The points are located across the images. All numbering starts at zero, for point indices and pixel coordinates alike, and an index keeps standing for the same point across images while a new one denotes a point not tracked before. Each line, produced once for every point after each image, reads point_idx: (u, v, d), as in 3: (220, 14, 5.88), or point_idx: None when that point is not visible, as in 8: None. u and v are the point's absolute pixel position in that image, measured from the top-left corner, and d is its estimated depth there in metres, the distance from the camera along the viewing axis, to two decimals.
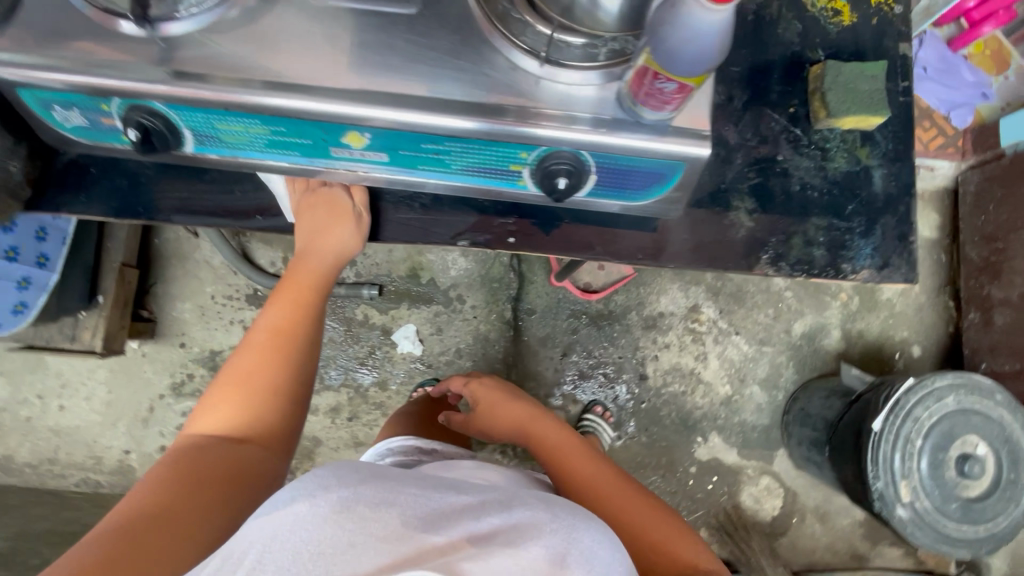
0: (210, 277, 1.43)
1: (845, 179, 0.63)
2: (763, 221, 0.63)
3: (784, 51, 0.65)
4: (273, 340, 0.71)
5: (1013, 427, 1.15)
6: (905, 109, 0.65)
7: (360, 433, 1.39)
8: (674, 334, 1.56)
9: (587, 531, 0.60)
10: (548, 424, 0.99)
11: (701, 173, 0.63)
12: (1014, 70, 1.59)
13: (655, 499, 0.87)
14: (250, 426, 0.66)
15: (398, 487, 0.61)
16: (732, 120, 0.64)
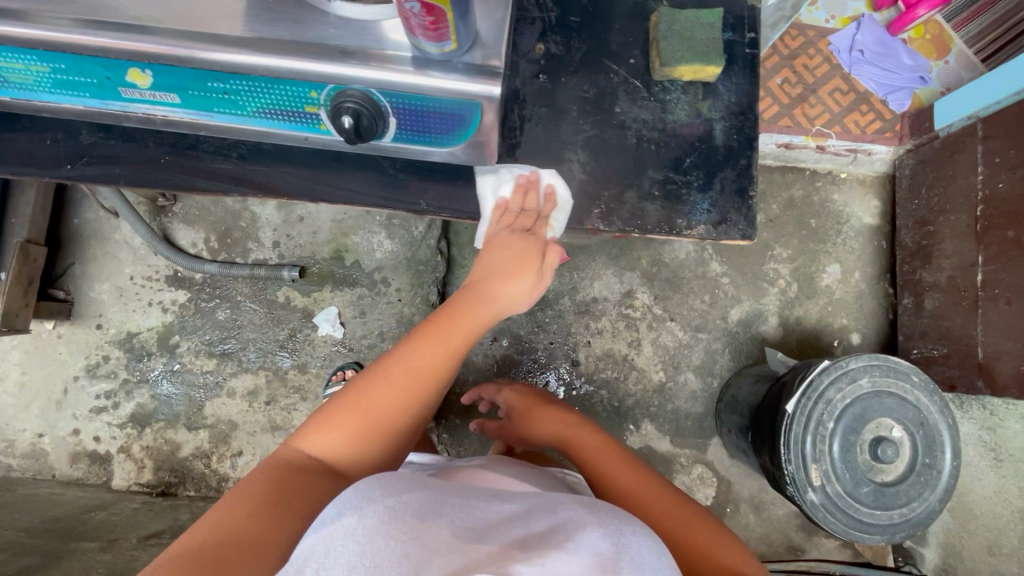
0: (129, 258, 1.40)
1: (684, 132, 0.61)
2: (596, 174, 0.60)
3: (627, 1, 0.63)
4: (413, 379, 0.68)
5: (930, 410, 1.12)
6: (751, 62, 0.63)
7: (278, 418, 1.36)
8: (608, 320, 1.53)
9: (635, 536, 0.59)
10: (583, 428, 0.99)
11: (534, 124, 0.61)
12: (954, 55, 1.57)
13: (698, 507, 0.84)
14: (360, 456, 0.64)
15: (439, 498, 0.60)
16: (569, 71, 0.62)
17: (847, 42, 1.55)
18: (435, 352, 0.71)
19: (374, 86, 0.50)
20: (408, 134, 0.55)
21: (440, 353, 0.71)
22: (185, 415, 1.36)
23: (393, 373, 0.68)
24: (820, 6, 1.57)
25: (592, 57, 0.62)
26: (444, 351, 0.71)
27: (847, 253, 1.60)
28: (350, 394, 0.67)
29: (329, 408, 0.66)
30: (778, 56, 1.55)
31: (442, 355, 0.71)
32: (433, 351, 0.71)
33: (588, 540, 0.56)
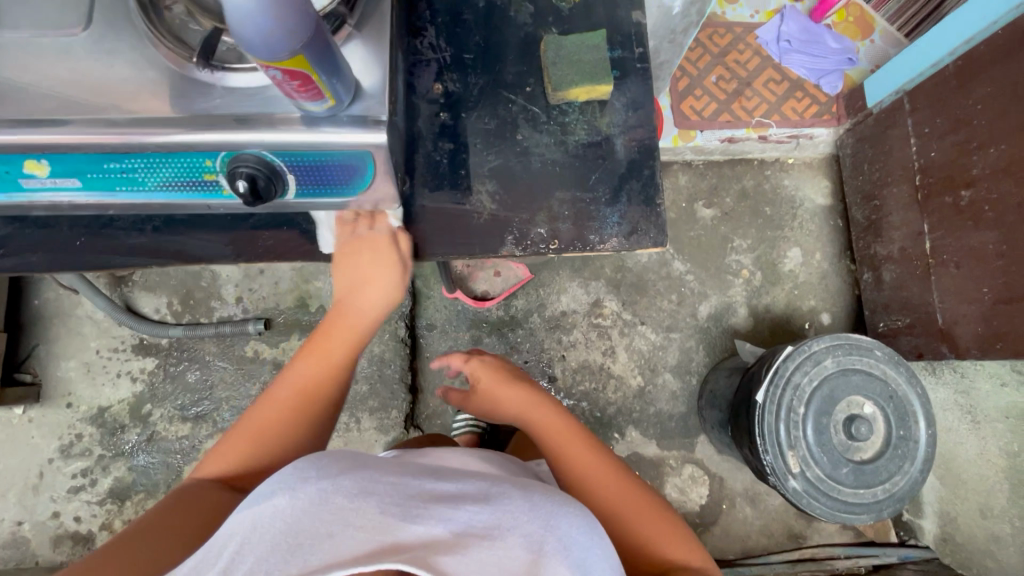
0: (93, 331, 1.40)
1: (585, 150, 0.63)
2: (505, 202, 0.62)
3: (517, 32, 0.65)
4: (297, 368, 0.73)
5: (897, 382, 1.13)
6: (645, 75, 0.65)
7: None
8: (579, 332, 1.54)
9: (553, 507, 0.65)
10: (540, 410, 0.88)
11: (440, 159, 0.62)
12: (878, 33, 1.62)
13: (651, 490, 0.82)
14: (260, 454, 0.69)
15: (374, 477, 0.63)
16: (468, 105, 0.64)
17: (774, 34, 1.60)
18: (325, 338, 0.74)
19: (263, 148, 0.51)
20: (308, 190, 0.57)
21: (325, 334, 0.74)
22: (165, 483, 1.34)
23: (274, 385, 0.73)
24: (743, 3, 1.62)
25: (489, 90, 0.64)
26: (323, 366, 0.73)
27: (806, 236, 1.62)
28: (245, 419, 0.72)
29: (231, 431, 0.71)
30: (709, 55, 1.59)
31: (333, 332, 0.73)
32: (314, 348, 0.73)
33: (510, 525, 0.61)
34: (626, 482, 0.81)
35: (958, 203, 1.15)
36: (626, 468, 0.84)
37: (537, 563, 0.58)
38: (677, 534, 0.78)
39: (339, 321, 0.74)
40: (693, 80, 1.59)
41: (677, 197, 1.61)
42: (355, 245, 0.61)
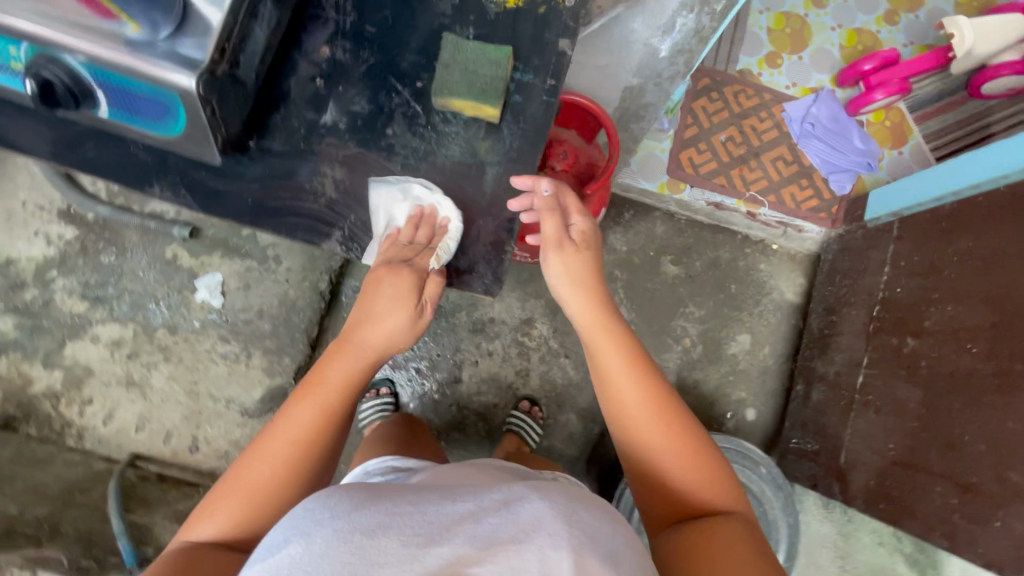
0: (26, 183, 1.38)
1: (452, 167, 0.64)
2: (348, 190, 0.63)
3: (429, 22, 0.65)
4: (293, 417, 0.65)
5: (769, 505, 1.08)
6: (545, 107, 0.65)
7: (134, 373, 1.33)
8: (500, 344, 1.49)
9: (588, 513, 0.58)
10: (586, 302, 0.77)
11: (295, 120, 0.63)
12: (909, 148, 1.52)
13: (683, 414, 0.75)
14: (268, 509, 0.63)
15: (387, 504, 0.58)
16: (353, 83, 0.64)
17: (801, 112, 1.52)
18: (323, 384, 0.66)
19: (66, 53, 0.48)
20: (120, 111, 0.55)
21: (327, 376, 0.67)
22: (44, 351, 1.33)
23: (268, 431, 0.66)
24: (782, 70, 1.54)
25: (375, 69, 0.64)
26: (321, 411, 0.66)
27: (761, 326, 1.55)
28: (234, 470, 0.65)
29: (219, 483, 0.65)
30: (728, 112, 1.51)
31: (337, 374, 0.67)
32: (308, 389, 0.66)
33: (541, 525, 0.54)
34: (652, 409, 0.74)
35: (901, 347, 1.08)
36: (657, 387, 0.76)
37: (585, 560, 0.52)
38: (705, 471, 0.72)
39: (342, 360, 0.67)
40: (701, 133, 1.51)
41: (646, 244, 1.54)
42: (380, 272, 0.62)
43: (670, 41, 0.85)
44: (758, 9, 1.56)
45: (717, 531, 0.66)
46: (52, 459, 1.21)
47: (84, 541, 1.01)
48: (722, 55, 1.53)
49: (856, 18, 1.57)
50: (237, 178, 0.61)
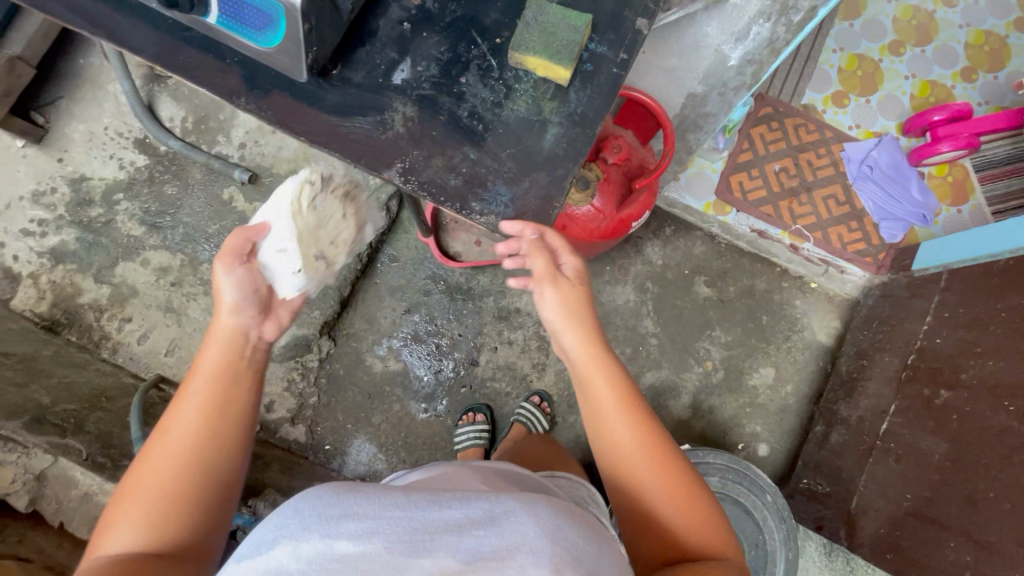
0: (111, 110, 1.47)
1: (516, 123, 0.62)
2: (412, 129, 0.61)
3: None
4: (186, 405, 0.65)
5: (770, 534, 1.05)
6: (613, 81, 0.63)
7: (174, 301, 1.39)
8: (522, 334, 1.51)
9: (573, 531, 0.58)
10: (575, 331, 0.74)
11: (371, 53, 0.61)
12: (970, 206, 1.48)
13: (676, 452, 0.71)
14: (187, 510, 0.61)
15: (376, 509, 0.55)
16: (433, 29, 0.62)
17: (861, 154, 1.50)
18: (204, 368, 0.67)
19: None
20: (228, 18, 0.54)
21: (213, 360, 0.68)
22: (97, 267, 1.40)
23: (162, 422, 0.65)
24: (847, 110, 1.53)
25: (459, 22, 0.62)
26: (222, 381, 0.67)
27: (787, 363, 1.52)
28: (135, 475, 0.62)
29: (117, 498, 0.61)
30: (786, 144, 1.50)
31: (230, 359, 0.69)
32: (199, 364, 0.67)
33: (526, 542, 0.53)
34: (641, 448, 0.70)
35: (932, 398, 1.06)
36: (648, 423, 0.72)
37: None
38: (698, 513, 0.68)
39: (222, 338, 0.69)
40: (755, 160, 1.50)
41: (683, 261, 1.54)
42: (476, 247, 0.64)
43: (742, 48, 0.86)
44: (832, 48, 1.56)
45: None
46: (86, 366, 1.28)
47: (103, 439, 1.04)
48: (789, 86, 1.53)
49: (932, 70, 1.56)
50: (315, 100, 0.60)
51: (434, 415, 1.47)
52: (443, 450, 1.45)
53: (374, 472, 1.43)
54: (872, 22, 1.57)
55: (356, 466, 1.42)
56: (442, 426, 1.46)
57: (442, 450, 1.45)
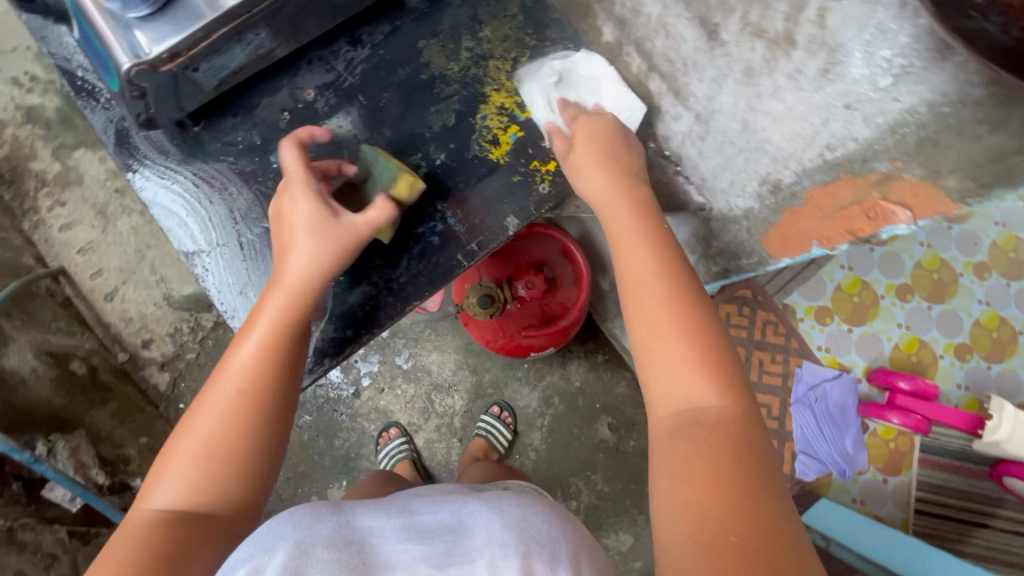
0: None
1: None
2: (251, 204, 0.80)
3: (412, 128, 0.81)
4: (229, 368, 0.65)
5: None
6: (447, 253, 0.80)
7: (111, 207, 1.40)
8: (414, 389, 1.47)
9: (537, 518, 0.59)
10: (611, 181, 0.72)
11: (259, 137, 0.80)
12: (898, 480, 1.39)
13: (704, 315, 0.64)
14: (234, 462, 0.61)
15: (350, 520, 0.58)
16: (321, 143, 0.80)
17: (816, 380, 1.42)
18: (258, 318, 0.68)
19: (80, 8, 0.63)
20: (98, 60, 0.69)
21: (265, 309, 0.68)
22: (61, 143, 1.41)
23: (215, 378, 0.66)
24: (825, 330, 1.45)
25: (343, 139, 0.81)
26: (271, 329, 0.67)
27: (647, 539, 1.45)
28: (186, 428, 0.63)
29: (159, 461, 0.62)
30: (746, 334, 1.44)
31: (286, 315, 0.68)
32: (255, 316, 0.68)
33: (493, 539, 0.56)
34: (657, 305, 0.65)
35: None
36: (672, 259, 0.68)
37: (534, 564, 0.53)
38: (699, 376, 0.61)
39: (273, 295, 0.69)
40: None
41: (597, 394, 1.49)
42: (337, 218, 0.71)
43: None
44: (841, 262, 1.48)
45: (689, 442, 0.58)
46: None
47: None
48: (779, 281, 1.46)
49: (929, 330, 1.46)
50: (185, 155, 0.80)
51: (295, 423, 1.44)
52: (286, 460, 1.43)
53: None
54: (893, 256, 1.49)
55: None
56: (297, 437, 1.44)
57: (285, 459, 1.43)
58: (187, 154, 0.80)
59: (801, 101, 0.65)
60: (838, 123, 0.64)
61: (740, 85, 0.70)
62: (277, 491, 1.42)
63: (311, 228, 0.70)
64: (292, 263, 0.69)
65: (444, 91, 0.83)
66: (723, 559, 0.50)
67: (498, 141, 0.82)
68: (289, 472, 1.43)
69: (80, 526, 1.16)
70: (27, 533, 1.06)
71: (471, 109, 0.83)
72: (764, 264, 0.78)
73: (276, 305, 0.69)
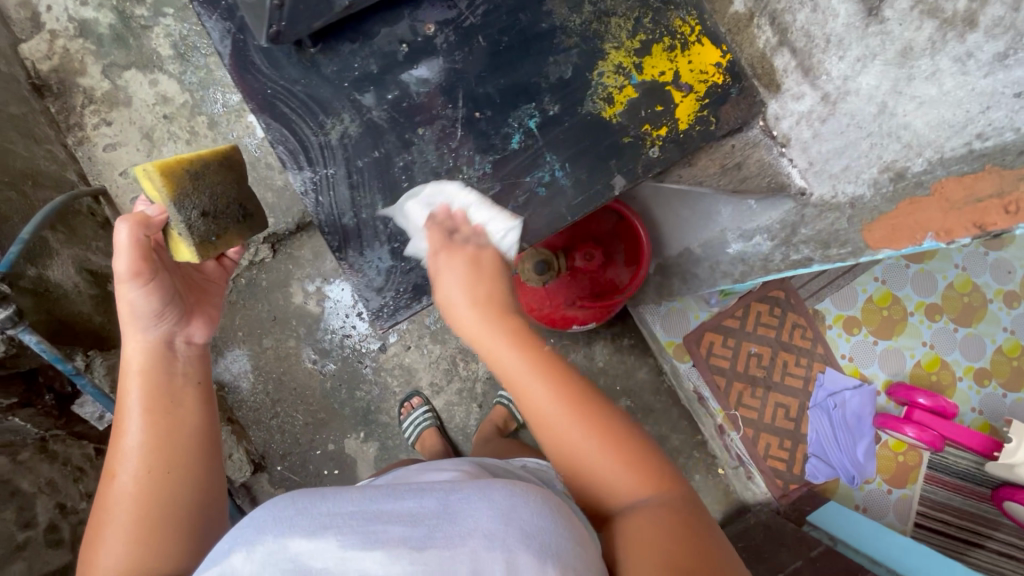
0: None
1: (439, 204, 0.75)
2: (353, 134, 0.74)
3: (528, 75, 0.75)
4: (126, 447, 0.74)
5: None
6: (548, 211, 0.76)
7: (158, 132, 1.38)
8: (440, 350, 1.47)
9: (527, 510, 0.59)
10: (474, 297, 0.67)
11: (364, 64, 0.73)
12: (902, 492, 1.42)
13: (608, 411, 0.67)
14: (162, 506, 0.72)
15: (332, 506, 0.57)
16: (431, 77, 0.74)
17: (836, 387, 1.44)
18: (132, 394, 0.76)
19: None
20: None
21: (143, 378, 0.77)
22: (111, 61, 1.38)
23: (114, 460, 0.74)
24: (850, 339, 1.47)
25: (454, 76, 0.74)
26: (157, 394, 0.76)
27: None
28: (109, 501, 0.72)
29: (92, 538, 0.71)
30: (775, 334, 1.45)
31: (165, 379, 0.78)
32: (125, 403, 0.76)
33: (479, 529, 0.55)
34: (575, 418, 0.65)
35: None
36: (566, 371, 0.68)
37: (519, 559, 0.53)
38: (624, 472, 0.65)
39: (150, 368, 0.77)
40: (738, 331, 1.45)
41: (619, 376, 1.50)
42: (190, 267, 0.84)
43: (743, 244, 0.86)
44: (875, 275, 1.49)
45: (643, 530, 0.60)
46: (40, 142, 1.26)
47: None
48: (813, 286, 1.47)
49: (952, 352, 1.48)
50: (279, 66, 0.72)
51: (319, 370, 1.45)
52: (307, 405, 1.44)
53: (235, 386, 1.43)
54: (926, 275, 1.50)
55: (221, 372, 1.42)
56: (319, 384, 1.45)
57: (305, 404, 1.44)
58: (302, 73, 0.72)
59: (962, 88, 0.63)
60: (1000, 112, 0.61)
61: (892, 65, 0.67)
62: (294, 435, 1.44)
63: (139, 318, 0.76)
64: (150, 336, 0.77)
65: (564, 42, 0.76)
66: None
67: (613, 101, 0.76)
68: (309, 417, 1.44)
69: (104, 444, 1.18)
70: (58, 444, 1.07)
71: (591, 65, 0.76)
72: (857, 253, 0.73)
73: (160, 371, 0.78)
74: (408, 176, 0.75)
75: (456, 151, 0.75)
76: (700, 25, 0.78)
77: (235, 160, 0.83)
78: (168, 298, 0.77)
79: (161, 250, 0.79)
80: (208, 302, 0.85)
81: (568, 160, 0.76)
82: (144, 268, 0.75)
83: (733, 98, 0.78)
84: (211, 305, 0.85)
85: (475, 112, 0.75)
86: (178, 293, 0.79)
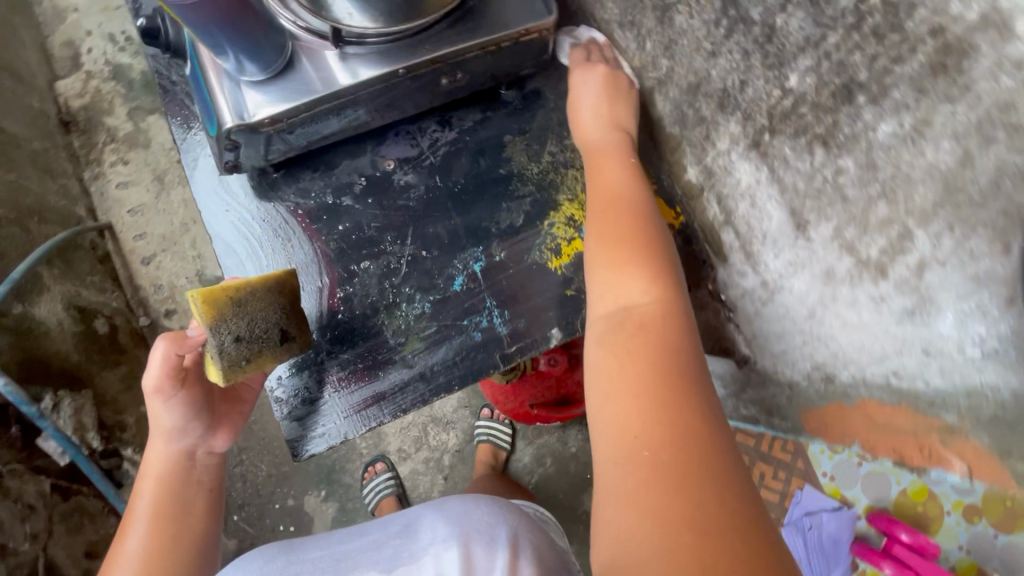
0: None
1: (373, 340, 0.74)
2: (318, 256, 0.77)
3: (479, 219, 0.78)
4: (128, 550, 0.65)
5: None
6: (485, 356, 0.74)
7: (169, 175, 1.44)
8: (412, 417, 1.46)
9: (478, 510, 0.70)
10: (599, 123, 0.74)
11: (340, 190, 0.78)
12: None
13: (661, 244, 0.62)
14: None
15: (305, 554, 0.70)
16: (395, 208, 0.78)
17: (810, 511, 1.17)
18: (144, 495, 0.68)
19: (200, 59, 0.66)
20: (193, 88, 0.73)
21: (158, 479, 0.68)
22: (137, 105, 1.46)
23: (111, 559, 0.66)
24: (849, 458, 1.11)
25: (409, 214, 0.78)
26: (165, 495, 0.67)
27: None
28: None
29: None
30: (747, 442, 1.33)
31: (177, 484, 0.68)
32: (138, 491, 0.68)
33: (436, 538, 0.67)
34: (620, 220, 0.64)
35: None
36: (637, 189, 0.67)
37: (473, 552, 0.65)
38: (642, 282, 0.58)
39: (166, 470, 0.68)
40: None
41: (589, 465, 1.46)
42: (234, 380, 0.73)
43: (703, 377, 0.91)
44: None
45: (622, 340, 0.54)
46: (56, 176, 1.33)
47: None
48: None
49: None
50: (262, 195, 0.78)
51: None
52: (271, 457, 1.44)
53: None
54: None
55: None
56: None
57: (270, 456, 1.44)
58: (260, 199, 0.78)
59: (880, 318, 0.56)
60: (912, 361, 0.55)
61: (820, 279, 0.62)
62: (255, 484, 1.43)
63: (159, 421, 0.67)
64: (173, 448, 0.68)
65: (519, 190, 0.80)
66: (632, 475, 0.46)
67: (558, 255, 0.77)
68: (272, 469, 1.43)
69: (64, 480, 1.15)
70: (14, 479, 1.04)
71: (539, 218, 0.78)
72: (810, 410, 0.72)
73: (174, 473, 0.68)
74: (347, 306, 0.75)
75: (399, 287, 0.76)
76: (656, 186, 0.80)
77: (290, 286, 0.69)
78: (193, 413, 0.68)
79: (198, 364, 0.70)
80: (240, 409, 0.74)
81: (505, 309, 0.75)
82: (169, 382, 0.66)
83: (680, 260, 0.79)
84: (240, 411, 0.74)
85: (422, 251, 0.77)
86: (206, 404, 0.69)
